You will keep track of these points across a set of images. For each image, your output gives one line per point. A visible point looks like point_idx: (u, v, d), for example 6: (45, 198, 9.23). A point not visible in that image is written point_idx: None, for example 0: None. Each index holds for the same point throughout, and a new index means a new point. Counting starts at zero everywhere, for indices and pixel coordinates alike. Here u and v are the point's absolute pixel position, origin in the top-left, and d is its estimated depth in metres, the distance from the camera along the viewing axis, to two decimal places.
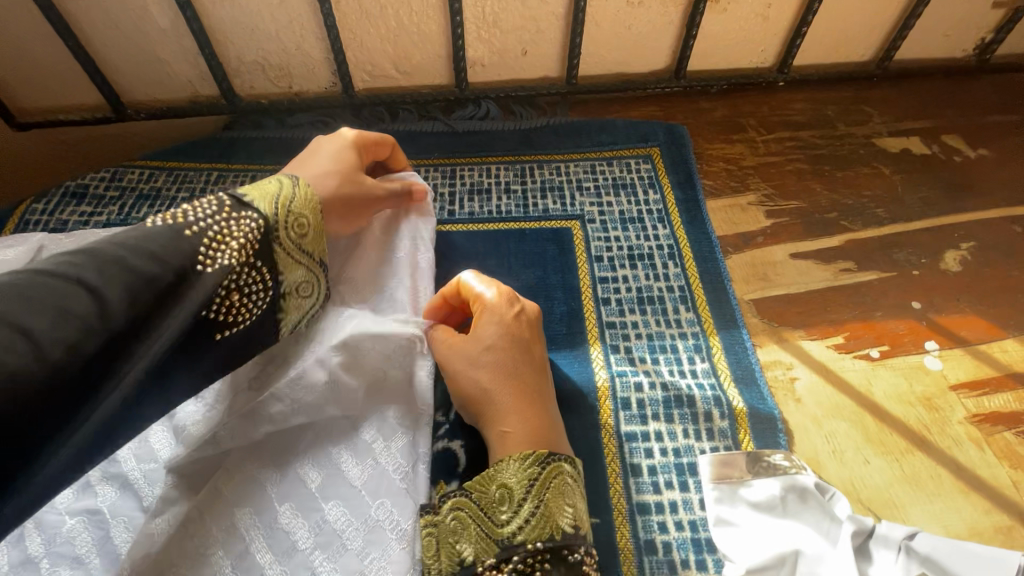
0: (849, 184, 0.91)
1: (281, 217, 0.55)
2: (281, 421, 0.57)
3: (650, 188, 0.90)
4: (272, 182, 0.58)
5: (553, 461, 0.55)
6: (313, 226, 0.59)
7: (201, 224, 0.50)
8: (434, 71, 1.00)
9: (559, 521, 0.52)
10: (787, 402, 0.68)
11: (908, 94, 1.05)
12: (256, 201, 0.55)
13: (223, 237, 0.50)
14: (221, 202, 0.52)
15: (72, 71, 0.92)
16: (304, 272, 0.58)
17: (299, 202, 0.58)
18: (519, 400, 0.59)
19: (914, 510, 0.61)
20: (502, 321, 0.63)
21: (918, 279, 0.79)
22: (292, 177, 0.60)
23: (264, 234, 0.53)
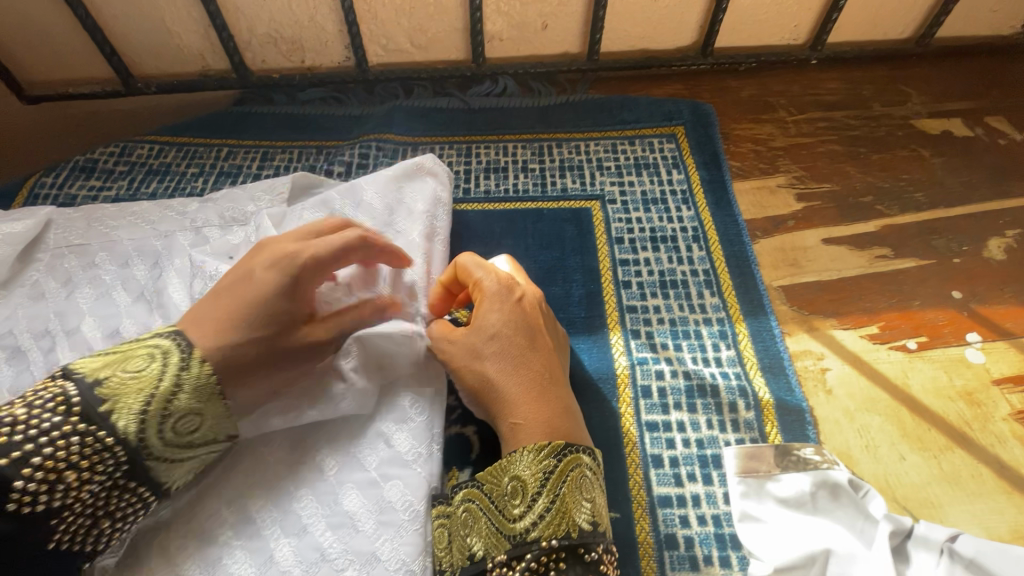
0: (885, 167, 0.87)
1: (151, 418, 0.46)
2: (293, 416, 0.54)
3: (673, 168, 0.86)
4: (143, 359, 0.47)
5: (570, 453, 0.53)
6: (205, 413, 0.48)
7: (32, 448, 0.42)
8: (450, 45, 0.96)
9: (575, 517, 0.50)
10: (816, 393, 0.65)
11: (951, 73, 0.99)
12: (116, 409, 0.45)
13: (63, 467, 0.43)
14: (66, 410, 0.44)
15: (81, 42, 0.90)
16: (193, 464, 0.49)
17: (181, 394, 0.47)
18: (529, 392, 0.56)
19: (953, 511, 0.57)
20: (502, 311, 0.59)
21: (959, 267, 0.75)
22: (173, 345, 0.49)
23: (129, 447, 0.45)
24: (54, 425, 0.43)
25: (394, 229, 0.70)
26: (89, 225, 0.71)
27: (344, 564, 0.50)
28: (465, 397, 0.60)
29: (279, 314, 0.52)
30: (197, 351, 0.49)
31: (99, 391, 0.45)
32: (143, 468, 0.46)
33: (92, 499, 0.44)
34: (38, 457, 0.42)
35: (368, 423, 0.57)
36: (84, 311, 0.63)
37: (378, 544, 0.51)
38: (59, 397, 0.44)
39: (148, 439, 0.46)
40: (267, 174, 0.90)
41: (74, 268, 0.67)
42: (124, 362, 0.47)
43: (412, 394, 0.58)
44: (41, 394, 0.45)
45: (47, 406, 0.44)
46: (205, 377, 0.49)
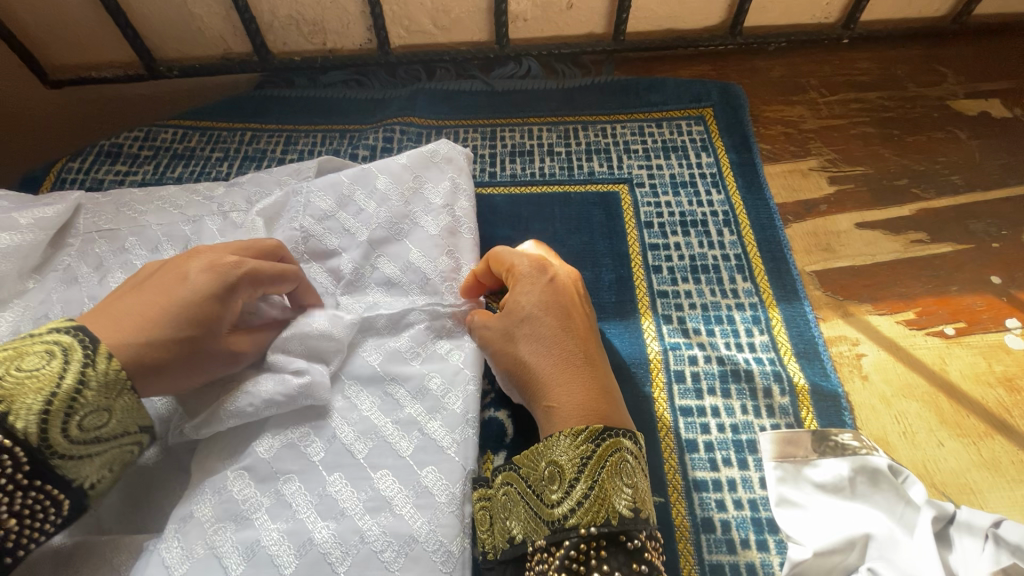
0: (920, 150, 0.85)
1: (56, 420, 0.41)
2: (252, 416, 0.52)
3: (702, 151, 0.85)
4: (41, 354, 0.42)
5: (609, 437, 0.51)
6: (115, 410, 0.44)
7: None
8: (474, 26, 0.94)
9: (614, 503, 0.48)
10: (852, 379, 0.64)
11: (988, 51, 0.96)
12: (10, 409, 0.40)
13: None
14: None
15: (105, 26, 0.89)
16: (113, 459, 0.45)
17: (88, 392, 0.43)
18: (564, 372, 0.55)
19: (993, 497, 0.57)
20: (536, 290, 0.59)
21: (998, 251, 0.73)
22: (75, 340, 0.44)
23: (32, 448, 0.40)
24: None
25: (414, 217, 0.69)
26: (118, 210, 0.71)
27: (383, 545, 0.50)
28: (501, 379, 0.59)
29: (207, 316, 0.49)
30: (105, 347, 0.44)
31: None
32: (54, 471, 0.42)
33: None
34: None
35: (399, 405, 0.58)
36: None
37: (415, 526, 0.51)
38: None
39: (53, 440, 0.41)
40: (291, 158, 0.90)
41: (105, 253, 0.67)
42: (16, 361, 0.42)
43: (440, 376, 0.59)
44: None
45: None
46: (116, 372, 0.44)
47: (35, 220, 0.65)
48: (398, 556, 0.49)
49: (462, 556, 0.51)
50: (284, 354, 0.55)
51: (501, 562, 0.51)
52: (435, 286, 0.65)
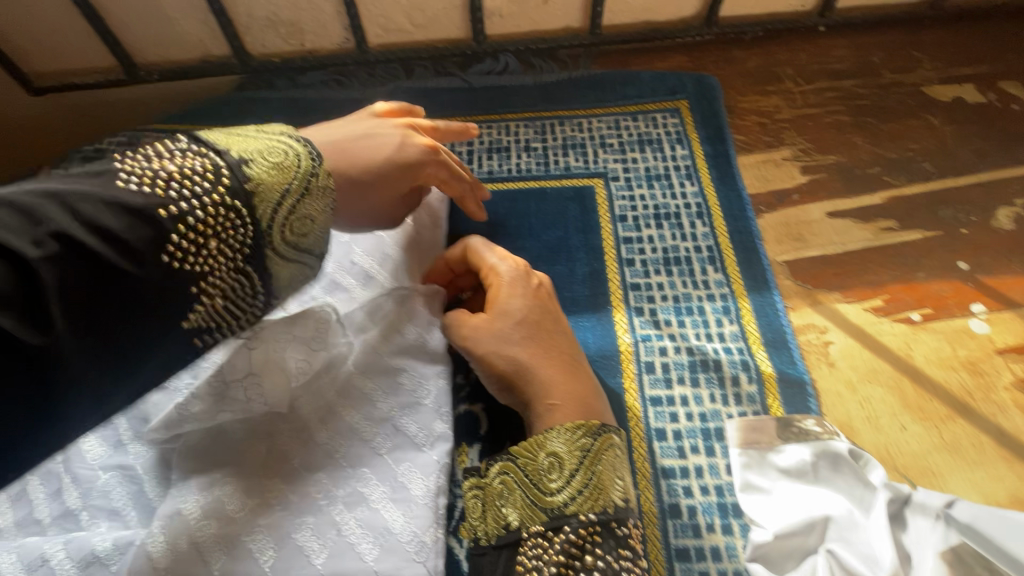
0: (893, 137, 0.85)
1: (283, 210, 0.46)
2: (207, 419, 0.53)
3: (677, 143, 0.85)
4: (279, 149, 0.48)
5: (604, 432, 0.53)
6: (317, 225, 0.49)
7: (185, 208, 0.41)
8: (450, 23, 0.95)
9: (610, 492, 0.50)
10: (818, 366, 0.66)
11: (963, 35, 0.96)
12: (259, 188, 0.45)
13: (207, 232, 0.42)
14: (214, 179, 0.43)
15: (84, 32, 0.90)
16: (299, 270, 0.49)
17: (309, 200, 0.47)
18: (564, 374, 0.57)
19: (953, 478, 0.59)
20: (526, 294, 0.60)
21: (966, 237, 0.74)
22: (306, 150, 0.49)
23: (257, 232, 0.45)
24: (204, 191, 0.42)
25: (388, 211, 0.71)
26: None
27: (360, 537, 0.52)
28: (481, 376, 0.59)
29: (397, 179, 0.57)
30: (325, 166, 0.50)
31: (245, 172, 0.44)
32: (262, 258, 0.46)
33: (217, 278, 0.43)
34: (193, 218, 0.41)
35: (371, 402, 0.59)
36: None
37: (391, 518, 0.53)
38: (207, 165, 0.43)
39: (273, 231, 0.46)
40: None
41: None
42: (263, 151, 0.47)
43: (413, 370, 0.61)
44: (185, 157, 0.43)
45: (196, 171, 0.42)
46: (326, 186, 0.49)
47: None
48: (374, 548, 0.51)
49: (436, 546, 0.52)
50: (255, 349, 0.56)
51: (494, 547, 0.51)
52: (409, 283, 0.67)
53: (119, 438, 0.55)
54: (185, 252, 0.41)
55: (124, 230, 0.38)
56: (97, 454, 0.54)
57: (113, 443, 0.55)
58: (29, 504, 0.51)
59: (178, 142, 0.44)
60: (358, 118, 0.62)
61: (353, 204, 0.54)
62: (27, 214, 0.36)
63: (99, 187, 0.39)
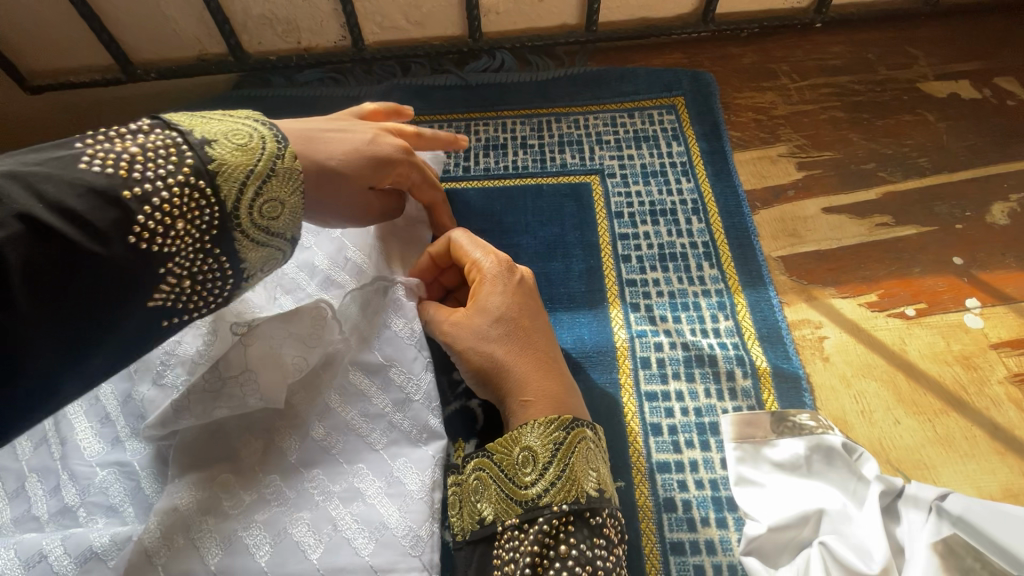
0: (889, 133, 0.85)
1: (250, 192, 0.46)
2: (204, 415, 0.53)
3: (673, 140, 0.86)
4: (243, 131, 0.48)
5: (577, 426, 0.53)
6: (286, 208, 0.48)
7: (149, 187, 0.41)
8: (446, 21, 0.95)
9: (583, 484, 0.50)
10: (813, 361, 0.66)
11: (959, 32, 0.96)
12: (221, 169, 0.44)
13: (173, 213, 0.42)
14: (178, 161, 0.43)
15: (81, 31, 0.90)
16: (270, 253, 0.48)
17: (274, 181, 0.47)
18: (539, 370, 0.57)
19: (946, 472, 0.59)
20: (506, 290, 0.60)
21: (961, 233, 0.75)
22: (270, 132, 0.49)
23: (222, 212, 0.44)
24: (168, 173, 0.42)
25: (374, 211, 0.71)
26: None
27: (355, 533, 0.52)
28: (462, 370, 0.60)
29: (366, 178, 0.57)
30: (290, 149, 0.49)
31: (209, 153, 0.45)
32: (229, 240, 0.45)
33: (183, 260, 0.43)
34: (156, 198, 0.41)
35: (366, 398, 0.59)
36: None
37: (387, 513, 0.53)
38: (169, 146, 0.43)
39: (239, 212, 0.45)
40: None
41: None
42: (227, 134, 0.47)
43: (403, 368, 0.60)
44: (146, 137, 0.43)
45: (160, 153, 0.43)
46: (292, 171, 0.48)
47: None
48: (369, 542, 0.52)
49: (431, 540, 0.53)
50: (254, 346, 0.56)
51: (470, 542, 0.52)
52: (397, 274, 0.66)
53: (116, 435, 0.55)
54: (147, 231, 0.41)
55: (86, 208, 0.38)
56: (94, 450, 0.54)
57: (110, 440, 0.55)
58: (28, 501, 0.51)
59: (139, 123, 0.44)
60: (336, 117, 0.62)
61: (321, 199, 0.53)
62: None
63: (61, 168, 0.39)
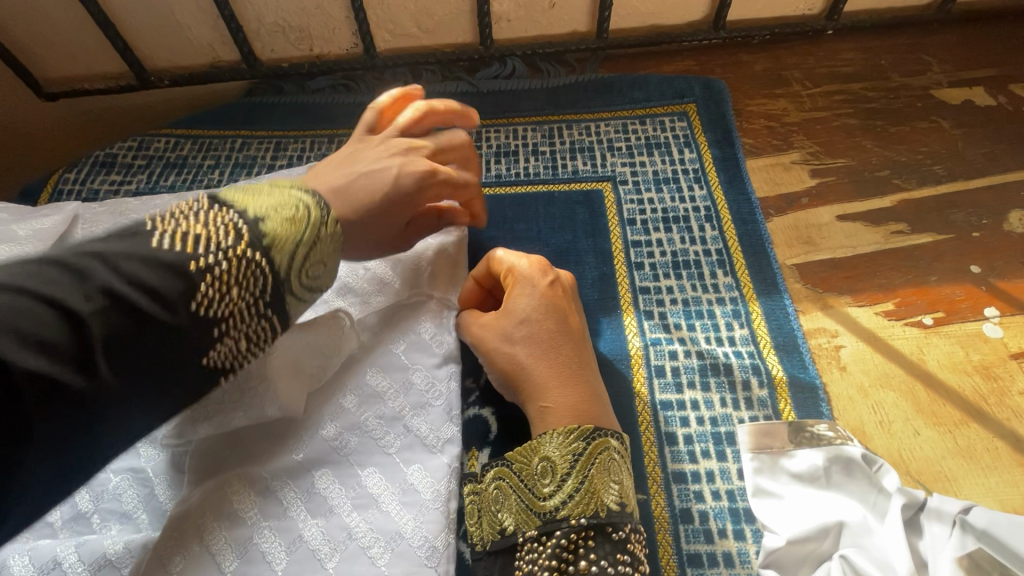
0: (903, 140, 0.85)
1: (300, 259, 0.47)
2: (222, 423, 0.53)
3: (685, 146, 0.85)
4: (291, 201, 0.49)
5: (599, 436, 0.52)
6: (326, 270, 0.51)
7: (212, 259, 0.42)
8: (458, 27, 0.95)
9: (603, 497, 0.50)
10: (830, 370, 0.66)
11: (972, 38, 0.96)
12: (277, 240, 0.46)
13: (230, 281, 0.43)
14: (237, 232, 0.44)
15: (96, 38, 0.91)
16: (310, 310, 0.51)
17: (319, 246, 0.49)
18: (558, 372, 0.56)
19: (967, 484, 0.58)
20: (535, 291, 0.60)
21: (978, 240, 0.74)
22: (314, 199, 0.50)
23: (275, 279, 0.46)
24: (227, 244, 0.43)
25: None
26: (114, 218, 0.76)
27: (370, 541, 0.52)
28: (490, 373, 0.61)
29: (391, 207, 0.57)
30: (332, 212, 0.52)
31: (264, 223, 0.46)
32: (279, 303, 0.47)
33: (238, 324, 0.44)
34: (219, 269, 0.42)
35: (382, 401, 0.59)
36: None
37: (402, 522, 0.53)
38: (228, 224, 0.44)
39: (289, 277, 0.47)
40: (281, 164, 0.91)
41: None
42: (277, 202, 0.48)
43: (423, 369, 0.61)
44: (207, 212, 0.44)
45: (221, 226, 0.44)
46: (335, 236, 0.51)
47: (33, 232, 0.71)
48: (385, 552, 0.51)
49: (448, 551, 0.52)
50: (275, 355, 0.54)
51: (491, 552, 0.51)
52: (420, 276, 0.66)
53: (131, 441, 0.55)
54: (211, 301, 0.42)
55: (159, 282, 0.39)
56: None
57: None
58: None
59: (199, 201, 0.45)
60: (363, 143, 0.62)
61: (355, 240, 0.55)
62: (75, 271, 0.37)
63: (133, 245, 0.40)
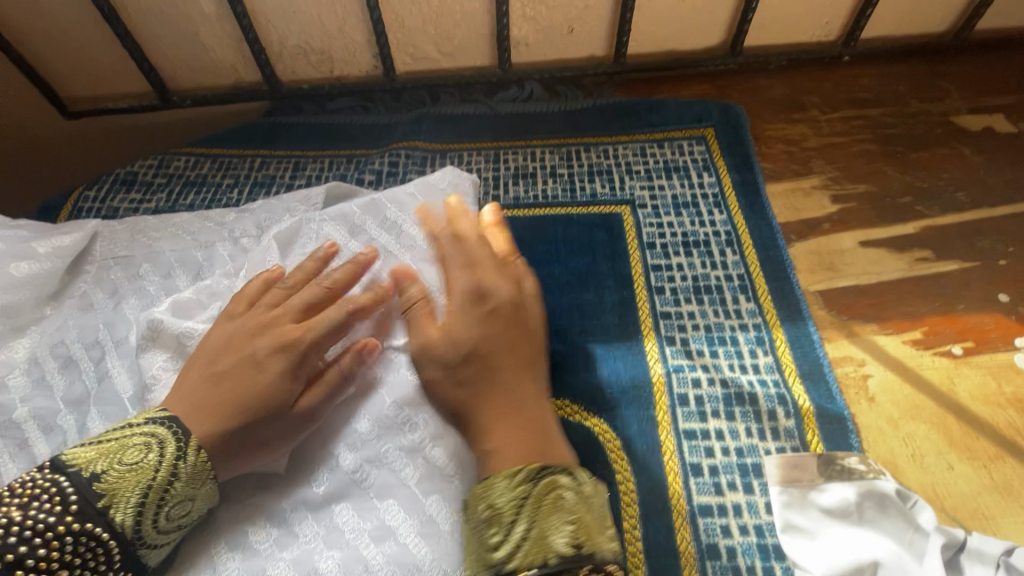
0: (924, 166, 0.84)
1: (149, 506, 0.48)
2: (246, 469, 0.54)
3: (704, 171, 0.85)
4: (137, 446, 0.49)
5: (546, 475, 0.48)
6: (196, 498, 0.50)
7: (26, 546, 0.44)
8: (477, 52, 0.96)
9: (553, 540, 0.45)
10: (858, 401, 0.64)
11: (990, 66, 0.96)
12: (111, 502, 0.47)
13: (57, 561, 0.44)
14: (63, 505, 0.46)
15: (122, 59, 0.93)
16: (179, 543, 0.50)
17: (176, 485, 0.49)
18: (501, 410, 0.53)
19: (1005, 523, 0.56)
20: (473, 320, 0.56)
21: (1005, 269, 0.73)
22: (165, 431, 0.50)
23: (121, 535, 0.47)
24: (50, 523, 0.45)
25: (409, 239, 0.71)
26: (133, 237, 0.76)
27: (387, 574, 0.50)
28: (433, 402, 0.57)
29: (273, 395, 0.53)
30: (193, 438, 0.50)
31: (97, 486, 0.47)
32: (129, 555, 0.47)
33: None
34: (32, 558, 0.44)
35: (400, 432, 0.57)
36: (130, 319, 0.69)
37: (420, 555, 0.51)
38: (53, 493, 0.46)
39: (143, 528, 0.48)
40: (300, 184, 0.91)
41: (120, 280, 0.72)
42: (120, 454, 0.49)
43: None
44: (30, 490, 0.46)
45: (44, 505, 0.45)
46: (198, 465, 0.50)
47: (53, 249, 0.71)
48: None
49: None
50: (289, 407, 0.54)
51: None
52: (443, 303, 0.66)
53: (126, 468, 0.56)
54: None
55: None
56: None
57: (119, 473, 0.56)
58: None
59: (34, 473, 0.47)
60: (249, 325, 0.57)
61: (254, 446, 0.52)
62: None
63: None
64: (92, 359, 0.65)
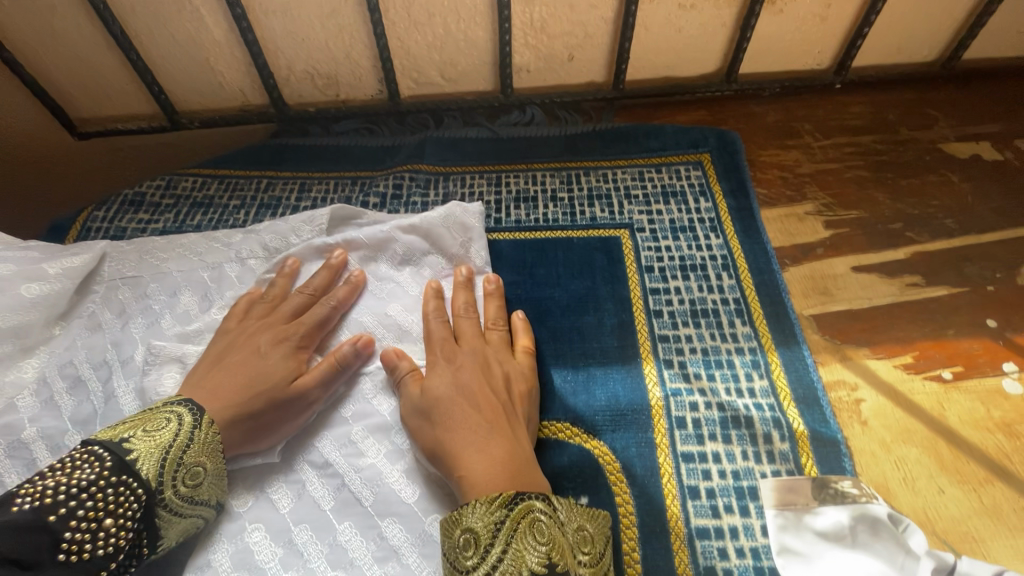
0: (914, 193, 0.87)
1: (174, 464, 0.53)
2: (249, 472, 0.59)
3: (701, 196, 0.87)
4: (159, 417, 0.55)
5: (519, 501, 0.51)
6: (213, 459, 0.56)
7: (70, 504, 0.48)
8: (480, 78, 0.98)
9: (526, 559, 0.49)
10: (851, 425, 0.66)
11: (977, 95, 0.99)
12: (139, 457, 0.52)
13: (99, 514, 0.49)
14: (100, 466, 0.50)
15: (132, 83, 0.94)
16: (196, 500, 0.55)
17: (194, 447, 0.55)
18: (468, 442, 0.57)
19: (994, 545, 0.58)
20: (446, 377, 0.62)
21: (993, 294, 0.75)
22: (179, 405, 0.56)
23: (152, 489, 0.52)
24: (90, 480, 0.49)
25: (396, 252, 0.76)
26: (141, 258, 0.76)
27: None
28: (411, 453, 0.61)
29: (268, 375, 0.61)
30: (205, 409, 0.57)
31: (128, 446, 0.52)
32: (159, 508, 0.52)
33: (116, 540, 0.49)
34: (81, 510, 0.48)
35: (401, 453, 0.61)
36: (137, 339, 0.70)
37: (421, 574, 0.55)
38: (91, 458, 0.50)
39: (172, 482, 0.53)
40: (305, 206, 0.93)
41: (127, 300, 0.73)
42: (145, 422, 0.54)
43: None
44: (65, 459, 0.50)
45: (84, 466, 0.50)
46: (212, 432, 0.56)
47: (63, 270, 0.72)
48: None
49: None
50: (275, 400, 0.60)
51: None
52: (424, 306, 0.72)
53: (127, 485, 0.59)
54: (83, 541, 0.48)
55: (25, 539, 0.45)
56: None
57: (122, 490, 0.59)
58: None
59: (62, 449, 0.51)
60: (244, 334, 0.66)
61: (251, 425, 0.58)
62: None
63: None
64: (99, 379, 0.67)
